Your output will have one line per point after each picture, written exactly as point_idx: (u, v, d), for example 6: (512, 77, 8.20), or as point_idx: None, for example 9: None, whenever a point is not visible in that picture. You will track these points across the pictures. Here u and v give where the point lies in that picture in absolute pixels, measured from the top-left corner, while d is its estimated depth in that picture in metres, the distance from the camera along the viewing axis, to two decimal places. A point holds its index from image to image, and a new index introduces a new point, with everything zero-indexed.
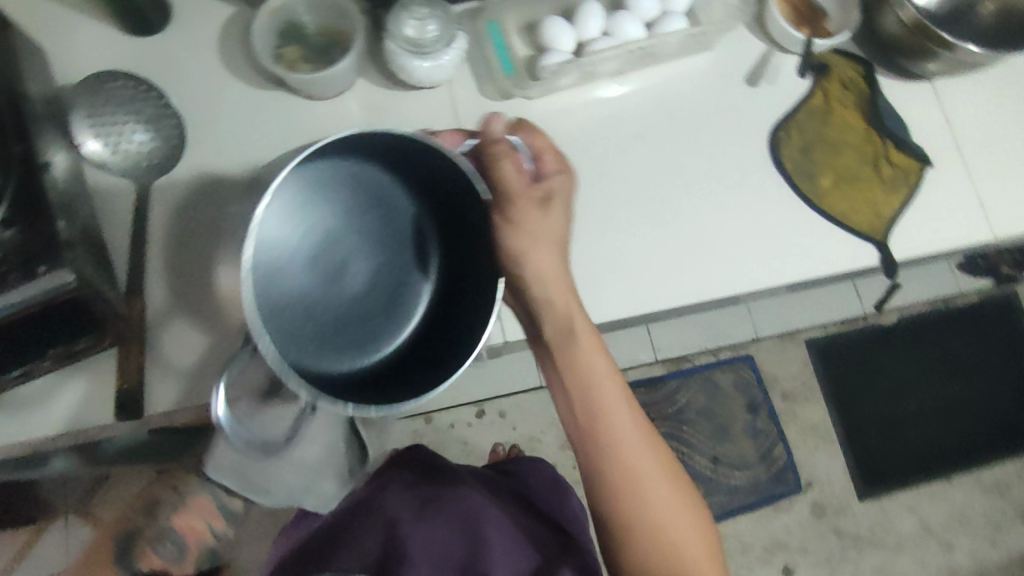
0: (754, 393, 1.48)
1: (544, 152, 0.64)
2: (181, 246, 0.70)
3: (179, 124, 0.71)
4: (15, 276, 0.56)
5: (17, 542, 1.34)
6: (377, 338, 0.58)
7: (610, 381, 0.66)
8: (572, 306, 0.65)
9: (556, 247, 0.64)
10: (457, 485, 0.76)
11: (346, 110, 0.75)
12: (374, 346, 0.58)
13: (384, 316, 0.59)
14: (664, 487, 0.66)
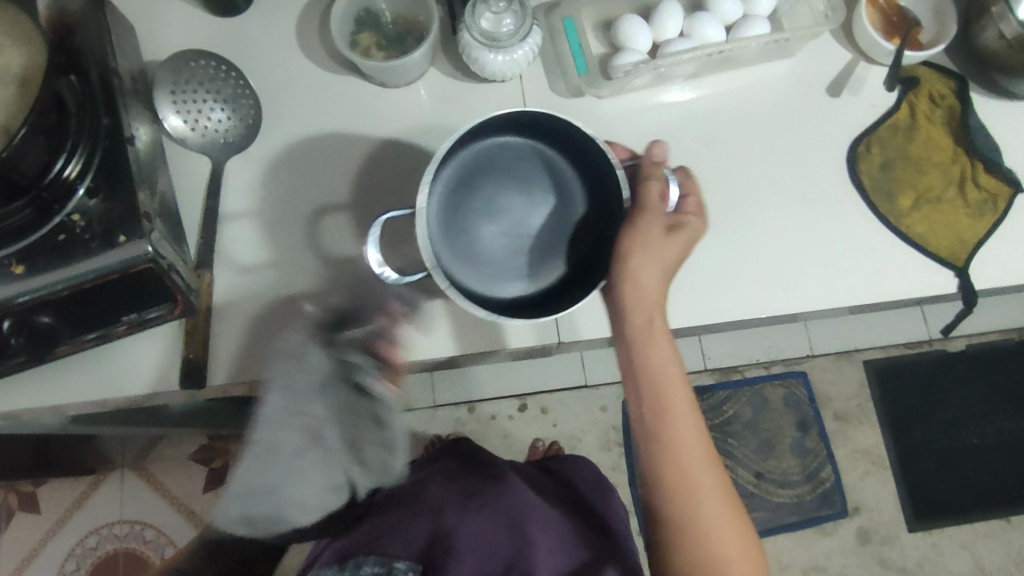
0: (805, 411, 1.44)
1: (692, 193, 0.66)
2: (249, 224, 0.72)
3: (255, 105, 0.73)
4: (97, 242, 0.60)
5: (78, 487, 1.42)
6: (506, 281, 0.68)
7: (681, 387, 0.64)
8: (653, 310, 0.64)
9: (663, 270, 0.63)
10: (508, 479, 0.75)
11: (417, 100, 0.76)
12: (501, 285, 0.68)
13: (520, 268, 0.68)
14: (719, 502, 0.64)
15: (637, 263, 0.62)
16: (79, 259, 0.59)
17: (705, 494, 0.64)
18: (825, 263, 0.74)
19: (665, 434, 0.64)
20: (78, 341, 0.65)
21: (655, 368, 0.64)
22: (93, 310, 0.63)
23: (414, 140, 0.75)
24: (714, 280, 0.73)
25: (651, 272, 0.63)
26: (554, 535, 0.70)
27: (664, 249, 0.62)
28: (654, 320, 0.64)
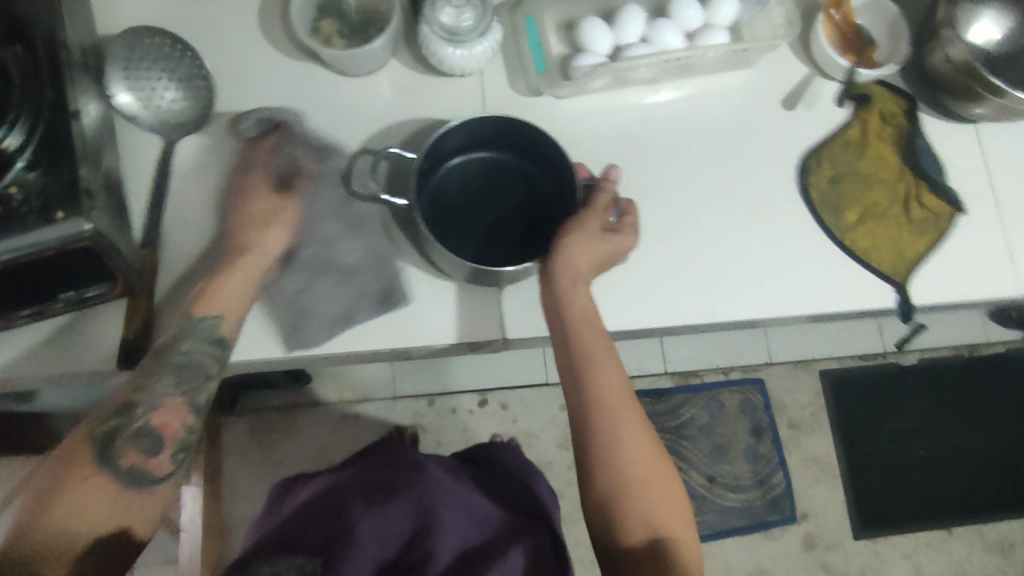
0: (760, 417, 1.46)
1: (629, 212, 0.70)
2: (198, 205, 0.72)
3: (210, 86, 0.72)
4: (34, 218, 0.59)
5: None
6: (453, 244, 0.71)
7: (608, 358, 0.66)
8: (579, 279, 0.66)
9: (599, 256, 0.67)
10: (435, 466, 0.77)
11: (378, 90, 0.76)
12: (450, 244, 0.71)
13: (469, 241, 0.71)
14: (648, 472, 0.65)
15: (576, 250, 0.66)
16: (14, 232, 0.58)
17: (630, 454, 0.64)
18: (768, 270, 0.75)
19: (589, 397, 0.65)
20: (14, 317, 0.64)
21: (580, 333, 0.66)
22: (28, 287, 0.62)
23: (372, 129, 0.75)
24: (660, 286, 0.74)
25: (583, 250, 0.66)
26: (474, 515, 0.71)
27: (600, 238, 0.66)
28: (579, 288, 0.66)
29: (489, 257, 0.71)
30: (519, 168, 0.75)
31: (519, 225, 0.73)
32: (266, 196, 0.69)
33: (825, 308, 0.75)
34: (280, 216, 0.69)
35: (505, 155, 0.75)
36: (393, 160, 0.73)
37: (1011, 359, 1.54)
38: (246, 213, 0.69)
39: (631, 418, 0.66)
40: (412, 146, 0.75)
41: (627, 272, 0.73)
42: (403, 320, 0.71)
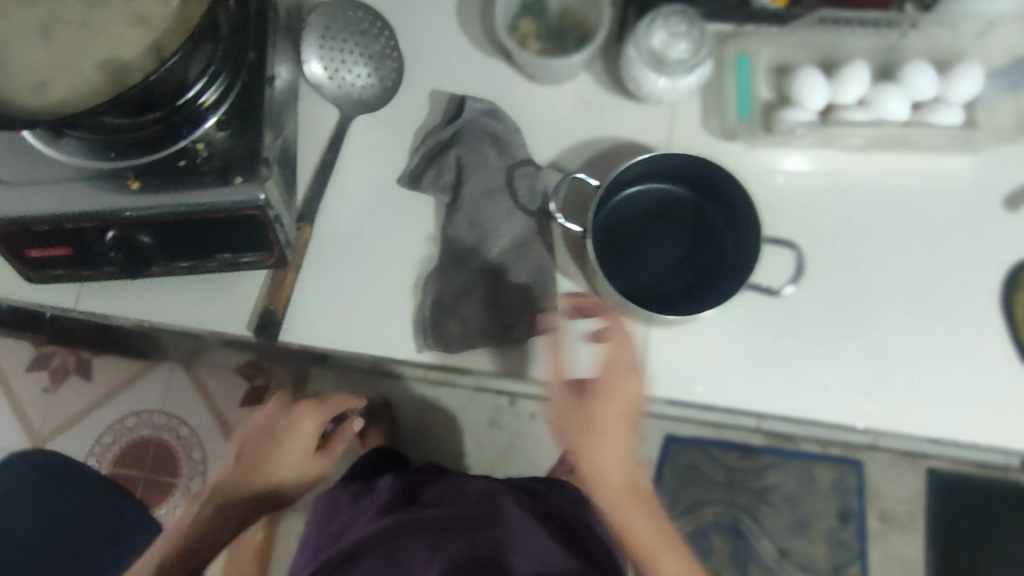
0: (850, 502, 1.35)
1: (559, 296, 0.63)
2: (358, 187, 0.70)
3: (398, 68, 0.71)
4: (212, 178, 0.59)
5: (132, 369, 1.53)
6: (618, 270, 0.66)
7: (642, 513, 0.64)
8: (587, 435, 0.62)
9: (619, 410, 0.61)
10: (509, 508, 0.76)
11: (564, 103, 0.72)
12: (615, 270, 0.66)
13: (635, 271, 0.66)
14: None
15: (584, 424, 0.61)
16: (190, 189, 0.58)
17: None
18: (944, 389, 0.67)
19: (633, 550, 0.64)
20: (172, 265, 0.65)
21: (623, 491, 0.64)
22: (192, 243, 0.62)
23: (549, 143, 0.71)
24: (818, 377, 0.67)
25: (609, 414, 0.61)
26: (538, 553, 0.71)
27: (610, 390, 0.61)
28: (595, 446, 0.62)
29: (648, 294, 0.65)
30: (693, 204, 0.68)
31: (689, 268, 0.66)
32: (295, 450, 0.81)
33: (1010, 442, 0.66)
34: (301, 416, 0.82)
35: (691, 190, 0.68)
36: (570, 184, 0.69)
37: None
38: (276, 434, 0.80)
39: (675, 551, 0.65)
40: (585, 169, 0.70)
41: (787, 352, 0.67)
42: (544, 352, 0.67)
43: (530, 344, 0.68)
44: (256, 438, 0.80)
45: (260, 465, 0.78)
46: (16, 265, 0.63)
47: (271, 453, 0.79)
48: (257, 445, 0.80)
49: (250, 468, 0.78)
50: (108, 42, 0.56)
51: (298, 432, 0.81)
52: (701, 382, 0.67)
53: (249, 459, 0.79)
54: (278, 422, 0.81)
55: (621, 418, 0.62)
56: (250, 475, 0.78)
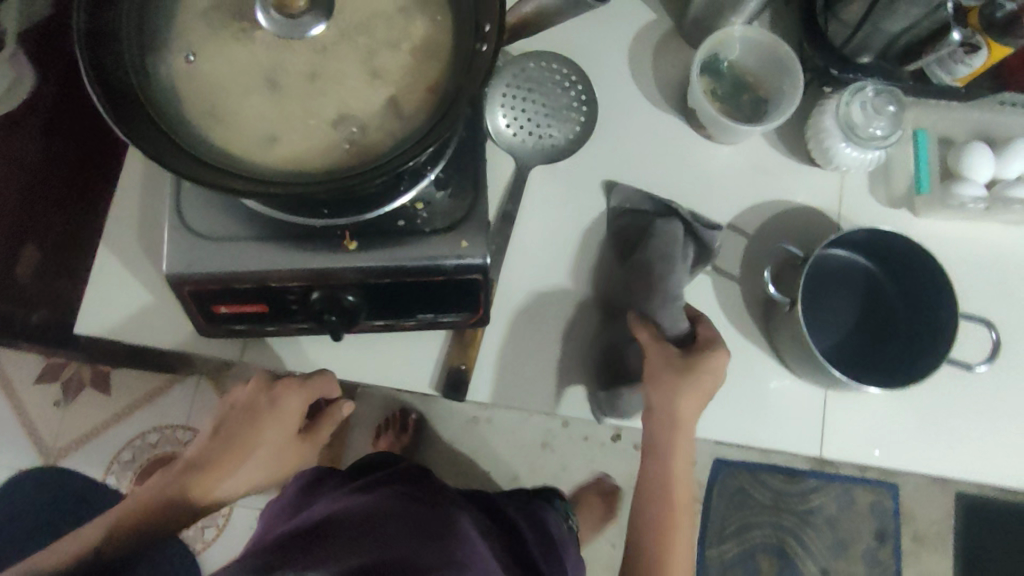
0: (887, 522, 1.27)
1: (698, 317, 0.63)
2: (537, 240, 0.68)
3: (580, 123, 0.70)
4: (435, 239, 0.56)
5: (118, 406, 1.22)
6: (813, 333, 0.67)
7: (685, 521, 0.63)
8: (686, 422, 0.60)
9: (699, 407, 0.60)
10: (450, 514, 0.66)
11: (737, 162, 0.71)
12: (811, 334, 0.67)
13: (827, 337, 0.67)
14: None
15: (667, 395, 0.59)
16: (413, 250, 0.56)
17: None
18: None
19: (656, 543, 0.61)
20: (366, 322, 0.62)
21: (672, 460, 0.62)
22: (396, 302, 0.60)
23: (724, 204, 0.70)
24: (989, 440, 0.66)
25: (702, 384, 0.59)
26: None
27: (700, 368, 0.59)
28: (690, 415, 0.60)
29: (835, 359, 0.67)
30: (867, 274, 0.70)
31: (870, 335, 0.68)
32: (274, 434, 0.63)
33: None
34: (283, 396, 0.63)
35: (868, 257, 0.69)
36: (778, 250, 0.66)
37: None
38: (255, 414, 0.63)
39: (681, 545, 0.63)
40: (763, 232, 0.69)
41: (959, 422, 0.66)
42: (731, 416, 0.66)
43: (712, 408, 0.66)
44: (233, 413, 0.63)
45: (229, 456, 0.61)
46: (198, 320, 0.61)
47: (252, 428, 0.62)
48: (238, 426, 0.62)
49: (218, 454, 0.62)
50: (341, 96, 0.54)
51: (283, 410, 0.63)
52: (877, 447, 0.66)
53: (220, 444, 0.62)
54: (255, 399, 0.63)
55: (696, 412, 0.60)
56: (219, 467, 0.61)
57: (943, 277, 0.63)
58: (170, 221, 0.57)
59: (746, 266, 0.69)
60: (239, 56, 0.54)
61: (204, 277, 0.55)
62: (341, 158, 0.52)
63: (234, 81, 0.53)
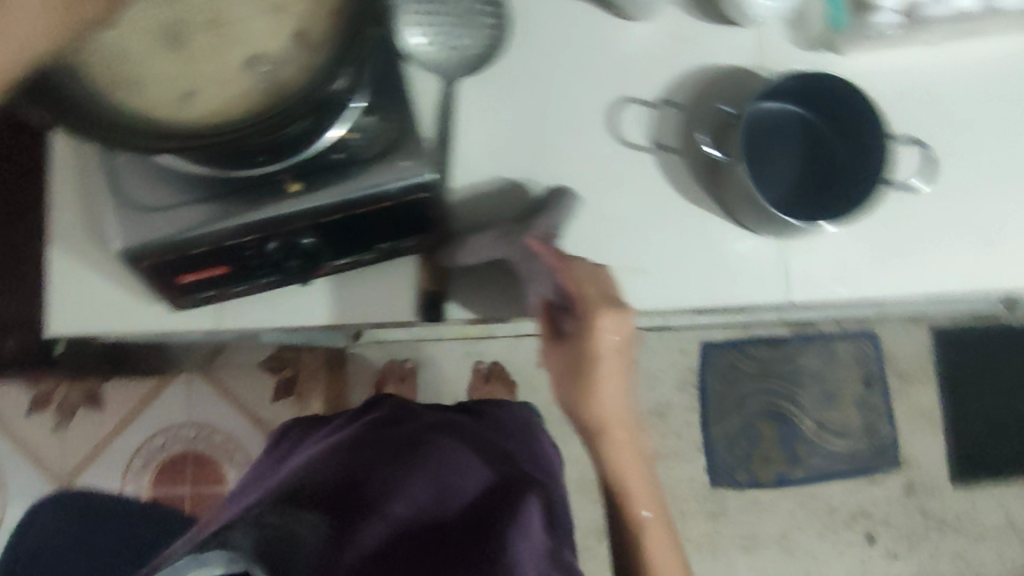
0: (871, 367, 1.47)
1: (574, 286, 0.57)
2: (475, 150, 0.69)
3: (496, 26, 0.68)
4: (377, 164, 0.58)
5: (117, 415, 1.28)
6: (767, 186, 0.69)
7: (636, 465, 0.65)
8: (609, 360, 0.60)
9: (614, 373, 0.61)
10: (431, 433, 0.68)
11: (659, 36, 0.71)
12: (762, 184, 0.69)
13: (778, 190, 0.69)
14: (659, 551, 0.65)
15: (570, 379, 0.62)
16: (361, 180, 0.57)
17: (654, 545, 0.65)
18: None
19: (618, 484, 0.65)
20: (331, 264, 0.63)
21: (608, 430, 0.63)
22: (351, 236, 0.61)
23: (653, 82, 0.70)
24: (937, 249, 0.69)
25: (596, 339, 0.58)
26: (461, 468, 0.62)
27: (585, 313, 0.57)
28: (604, 358, 0.59)
29: (788, 203, 0.69)
30: (802, 121, 0.71)
31: (814, 177, 0.70)
32: None
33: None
34: None
35: (803, 103, 0.70)
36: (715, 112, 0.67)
37: None
38: None
39: (650, 495, 0.66)
40: (696, 100, 0.70)
41: (908, 241, 0.69)
42: (700, 282, 0.69)
43: (680, 280, 0.69)
44: None
45: None
46: (165, 293, 0.61)
47: None
48: None
49: None
50: (247, 39, 0.53)
51: None
52: (840, 283, 0.69)
53: None
54: None
55: (615, 380, 0.61)
56: None
57: (873, 107, 0.64)
58: (111, 198, 0.57)
59: (685, 136, 0.70)
60: (132, 16, 0.53)
61: (159, 246, 0.55)
62: (258, 97, 0.51)
63: (136, 42, 0.53)
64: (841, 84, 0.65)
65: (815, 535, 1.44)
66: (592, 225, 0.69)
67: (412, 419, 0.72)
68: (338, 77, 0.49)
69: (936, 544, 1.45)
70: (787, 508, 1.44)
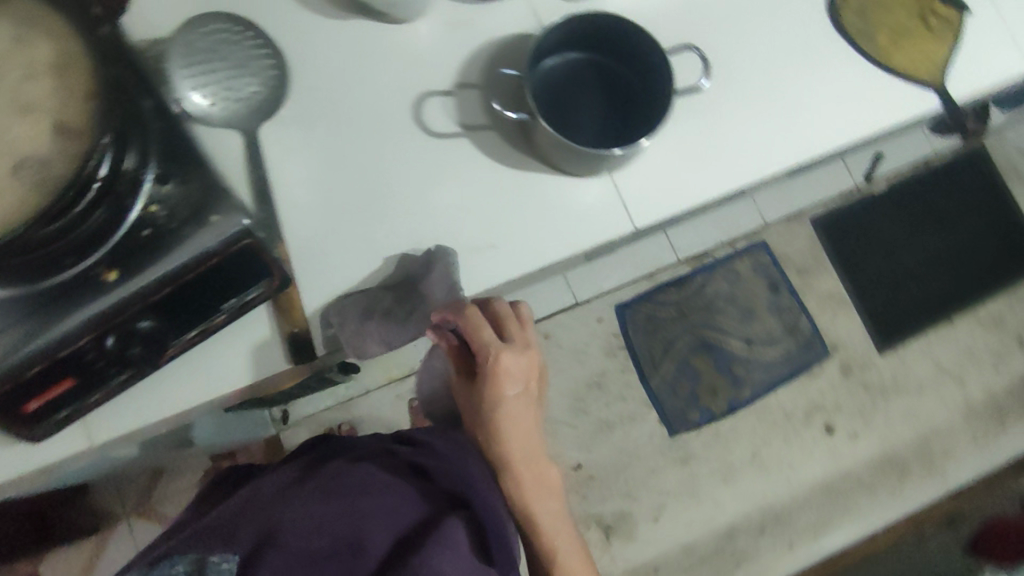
0: (773, 274, 1.54)
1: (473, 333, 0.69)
2: (298, 185, 0.69)
3: (275, 65, 0.69)
4: (190, 227, 0.56)
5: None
6: (578, 129, 0.72)
7: (543, 487, 0.80)
8: (514, 395, 0.75)
9: (520, 406, 0.76)
10: (360, 475, 0.73)
11: (436, 29, 0.74)
12: (572, 130, 0.72)
13: (590, 129, 0.72)
14: (568, 558, 0.80)
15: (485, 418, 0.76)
16: (174, 250, 0.56)
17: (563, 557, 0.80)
18: (844, 105, 0.76)
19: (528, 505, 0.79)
20: (183, 340, 0.62)
21: (519, 459, 0.78)
22: (191, 305, 0.59)
23: (444, 71, 0.73)
24: (748, 138, 0.74)
25: (502, 373, 0.72)
26: (385, 514, 0.67)
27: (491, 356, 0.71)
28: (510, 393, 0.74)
29: (600, 138, 0.72)
30: (591, 63, 0.75)
31: (617, 107, 0.74)
32: None
33: (902, 115, 0.77)
34: None
35: (585, 48, 0.74)
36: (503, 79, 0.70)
37: (959, 163, 1.62)
38: None
39: (557, 521, 0.80)
40: (489, 74, 0.73)
41: (721, 139, 0.74)
42: (550, 236, 0.71)
43: (531, 241, 0.71)
44: None
45: None
46: (18, 428, 0.58)
47: None
48: None
49: None
50: (8, 148, 0.52)
51: None
52: (675, 197, 0.73)
53: None
54: None
55: (520, 415, 0.76)
56: None
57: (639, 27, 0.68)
58: None
59: (491, 109, 0.72)
60: None
61: None
62: (34, 199, 0.50)
63: None
64: (604, 16, 0.69)
65: (781, 444, 1.48)
66: (433, 218, 0.70)
67: (336, 463, 0.76)
68: (108, 153, 0.50)
69: (887, 411, 1.52)
70: (746, 428, 1.48)
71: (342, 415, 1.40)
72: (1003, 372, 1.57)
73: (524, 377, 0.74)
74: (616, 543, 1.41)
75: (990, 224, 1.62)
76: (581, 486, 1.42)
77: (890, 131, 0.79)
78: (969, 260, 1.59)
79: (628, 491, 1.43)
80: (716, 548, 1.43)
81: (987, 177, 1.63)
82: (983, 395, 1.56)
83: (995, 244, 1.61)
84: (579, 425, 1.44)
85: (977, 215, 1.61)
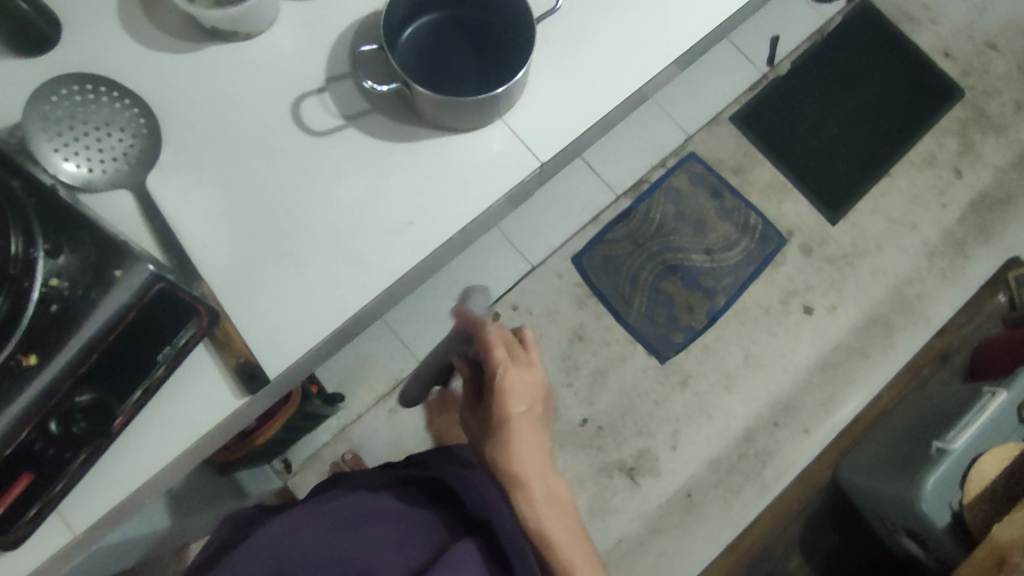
0: (711, 181, 1.56)
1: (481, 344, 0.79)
2: (202, 222, 0.68)
3: (143, 113, 0.68)
4: (97, 289, 0.55)
5: None
6: (459, 86, 0.72)
7: (558, 510, 0.74)
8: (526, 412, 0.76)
9: (532, 427, 0.76)
10: (374, 507, 0.76)
11: (291, 31, 0.73)
12: (454, 89, 0.72)
13: (471, 82, 0.72)
14: None
15: (495, 432, 0.76)
16: (88, 317, 0.55)
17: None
18: None
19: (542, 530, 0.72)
20: (130, 404, 0.60)
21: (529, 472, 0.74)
22: (125, 365, 0.58)
23: (312, 69, 0.72)
24: (622, 46, 0.75)
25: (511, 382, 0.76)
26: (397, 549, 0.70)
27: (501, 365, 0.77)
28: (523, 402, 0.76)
29: (483, 87, 0.72)
30: (453, 19, 0.75)
31: (490, 52, 0.73)
32: None
33: None
34: None
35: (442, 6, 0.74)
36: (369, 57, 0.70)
37: (849, 24, 1.65)
38: None
39: (576, 547, 0.72)
40: (356, 59, 0.72)
41: (597, 54, 0.74)
42: (465, 195, 0.71)
43: (448, 204, 0.71)
44: None
45: None
46: None
47: None
48: None
49: None
50: None
51: None
52: (571, 122, 0.73)
53: None
54: None
55: (532, 435, 0.76)
56: None
57: None
58: None
59: (368, 92, 0.72)
60: None
61: None
62: None
63: None
64: None
65: (768, 338, 1.51)
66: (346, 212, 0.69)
67: (349, 496, 0.78)
68: None
69: (857, 276, 1.55)
70: (731, 335, 1.50)
71: (343, 446, 1.39)
72: (952, 206, 1.61)
73: (534, 393, 0.77)
74: (644, 481, 1.43)
75: (896, 72, 1.65)
76: (594, 439, 1.44)
77: (755, 3, 0.80)
78: (888, 112, 1.63)
79: (639, 429, 1.45)
80: (739, 456, 1.45)
81: (881, 28, 1.66)
82: (940, 233, 1.59)
83: (907, 89, 1.64)
84: (574, 382, 1.45)
85: (882, 68, 1.65)
